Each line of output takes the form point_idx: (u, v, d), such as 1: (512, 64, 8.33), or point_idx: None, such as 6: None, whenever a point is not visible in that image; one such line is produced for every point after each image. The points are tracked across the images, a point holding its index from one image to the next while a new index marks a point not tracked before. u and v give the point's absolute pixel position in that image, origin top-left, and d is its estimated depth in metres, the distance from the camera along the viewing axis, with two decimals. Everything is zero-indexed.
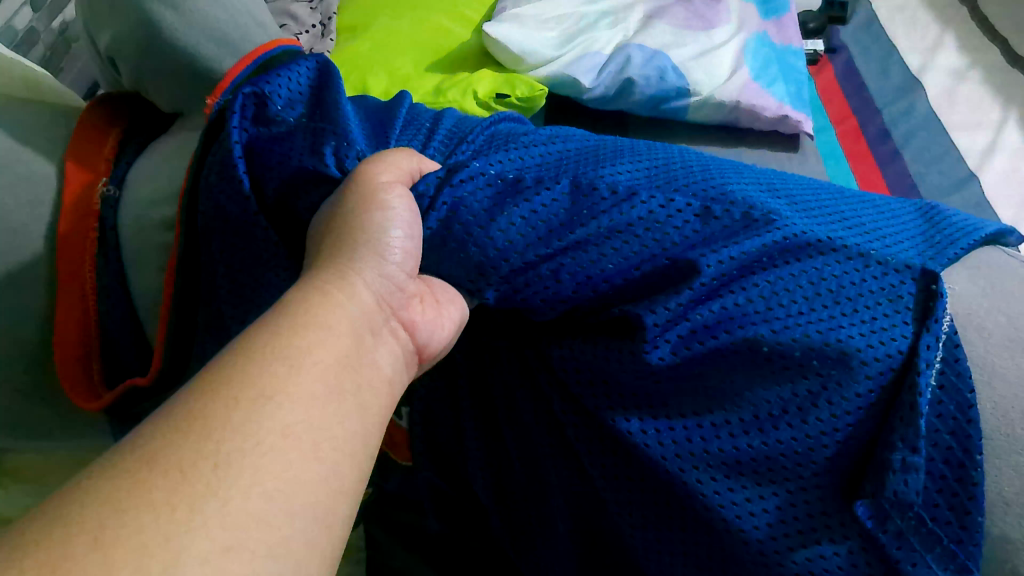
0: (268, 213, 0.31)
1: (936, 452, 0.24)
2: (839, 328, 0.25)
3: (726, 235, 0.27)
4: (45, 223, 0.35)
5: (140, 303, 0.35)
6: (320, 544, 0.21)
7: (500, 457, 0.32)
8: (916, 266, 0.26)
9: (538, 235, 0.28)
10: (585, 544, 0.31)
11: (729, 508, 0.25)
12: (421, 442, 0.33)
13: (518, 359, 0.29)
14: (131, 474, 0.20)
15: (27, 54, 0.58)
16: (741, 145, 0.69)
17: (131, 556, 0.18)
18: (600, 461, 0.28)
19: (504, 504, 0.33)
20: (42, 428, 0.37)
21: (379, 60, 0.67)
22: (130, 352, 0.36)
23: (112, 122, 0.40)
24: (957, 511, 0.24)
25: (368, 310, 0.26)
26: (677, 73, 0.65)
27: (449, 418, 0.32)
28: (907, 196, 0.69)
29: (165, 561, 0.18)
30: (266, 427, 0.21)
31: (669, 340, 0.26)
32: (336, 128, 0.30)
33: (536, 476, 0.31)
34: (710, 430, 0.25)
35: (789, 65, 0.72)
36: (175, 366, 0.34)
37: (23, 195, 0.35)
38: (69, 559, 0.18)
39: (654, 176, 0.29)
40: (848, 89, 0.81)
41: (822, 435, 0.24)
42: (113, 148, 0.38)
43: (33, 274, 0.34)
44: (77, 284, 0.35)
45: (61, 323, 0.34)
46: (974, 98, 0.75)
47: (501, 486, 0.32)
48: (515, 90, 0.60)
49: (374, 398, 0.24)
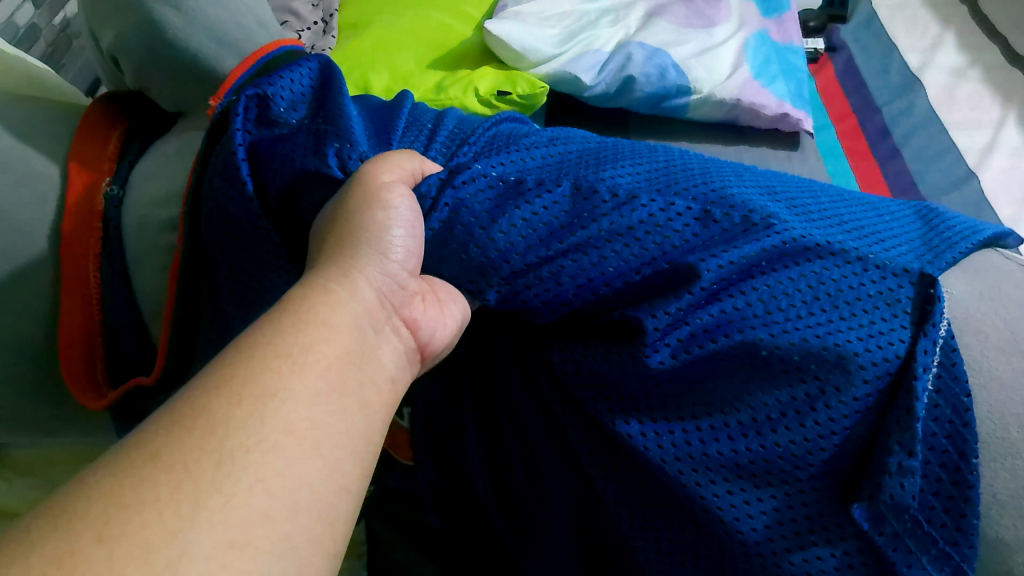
0: (271, 214, 0.31)
1: (933, 455, 0.24)
2: (837, 332, 0.25)
3: (726, 238, 0.27)
4: (48, 222, 0.35)
5: (143, 302, 0.36)
6: (323, 540, 0.21)
7: (500, 457, 0.32)
8: (914, 270, 0.26)
9: (539, 237, 0.28)
10: (584, 543, 0.31)
11: (727, 510, 0.25)
12: (423, 441, 0.34)
13: (518, 361, 0.30)
14: (135, 471, 0.20)
15: (28, 51, 0.58)
16: (742, 143, 0.69)
17: (136, 552, 0.18)
18: (600, 462, 0.28)
19: (505, 503, 0.33)
20: (46, 424, 0.37)
21: (380, 57, 0.67)
22: (132, 350, 0.36)
23: (115, 120, 0.40)
24: (953, 514, 0.24)
25: (370, 308, 0.26)
26: (678, 71, 0.65)
27: (450, 418, 0.32)
28: (906, 195, 0.69)
29: (170, 556, 0.18)
30: (269, 424, 0.21)
31: (669, 344, 0.26)
32: (339, 128, 0.30)
33: (536, 477, 0.31)
34: (708, 433, 0.26)
35: (789, 64, 0.72)
36: (178, 366, 0.34)
37: (25, 194, 0.35)
38: (75, 554, 0.18)
39: (654, 180, 0.29)
40: (848, 88, 0.81)
41: (820, 439, 0.24)
42: (116, 147, 0.38)
43: (36, 273, 0.34)
44: (81, 283, 0.35)
45: (65, 322, 0.35)
46: (974, 97, 0.75)
47: (502, 486, 0.33)
48: (516, 88, 0.60)
49: (377, 396, 0.25)
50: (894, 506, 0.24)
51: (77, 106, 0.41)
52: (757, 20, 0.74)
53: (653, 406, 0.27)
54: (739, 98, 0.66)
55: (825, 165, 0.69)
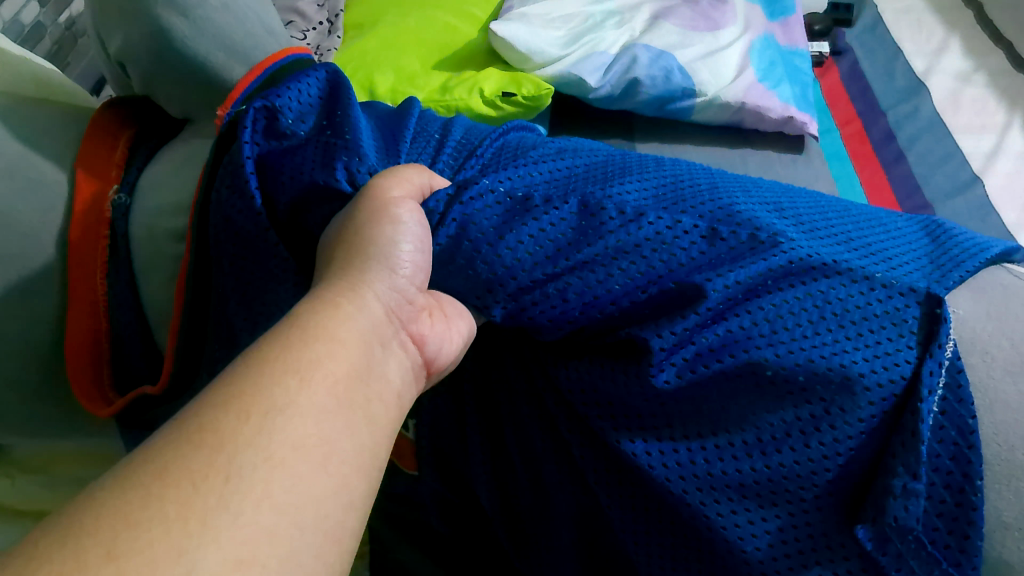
0: (279, 227, 0.31)
1: (937, 476, 0.24)
2: (843, 353, 0.25)
3: (732, 257, 0.27)
4: (55, 228, 0.35)
5: (149, 310, 0.36)
6: (330, 555, 0.21)
7: (505, 470, 0.32)
8: (921, 289, 0.26)
9: (546, 254, 0.28)
10: (588, 555, 0.31)
11: (731, 529, 0.25)
12: (427, 452, 0.33)
13: (524, 375, 0.30)
14: (144, 488, 0.20)
15: (34, 49, 0.58)
16: (747, 146, 0.69)
17: (145, 568, 0.18)
18: (604, 476, 0.28)
19: (509, 515, 0.33)
20: (51, 428, 0.37)
21: (386, 58, 0.67)
22: (139, 359, 0.36)
23: (123, 126, 0.40)
24: (956, 535, 0.24)
25: (378, 323, 0.26)
26: (684, 74, 0.65)
27: (455, 431, 0.32)
28: (911, 200, 0.69)
29: (179, 572, 0.18)
30: (277, 441, 0.22)
31: (675, 363, 0.26)
32: (346, 143, 0.31)
33: (541, 490, 0.31)
34: (713, 452, 0.26)
35: (794, 67, 0.72)
36: (185, 375, 0.34)
37: (32, 200, 0.35)
38: (85, 570, 0.18)
39: (661, 196, 0.29)
40: (853, 92, 0.81)
41: (824, 459, 0.24)
42: (124, 153, 0.39)
43: (43, 278, 0.34)
44: (88, 290, 0.35)
45: (71, 329, 0.35)
46: (979, 101, 0.75)
47: (507, 498, 0.33)
48: (521, 89, 0.60)
49: (383, 411, 0.25)
50: (898, 528, 0.24)
51: (84, 110, 0.41)
52: (762, 23, 0.73)
53: (658, 424, 0.27)
54: (744, 101, 0.66)
55: (830, 169, 0.69)
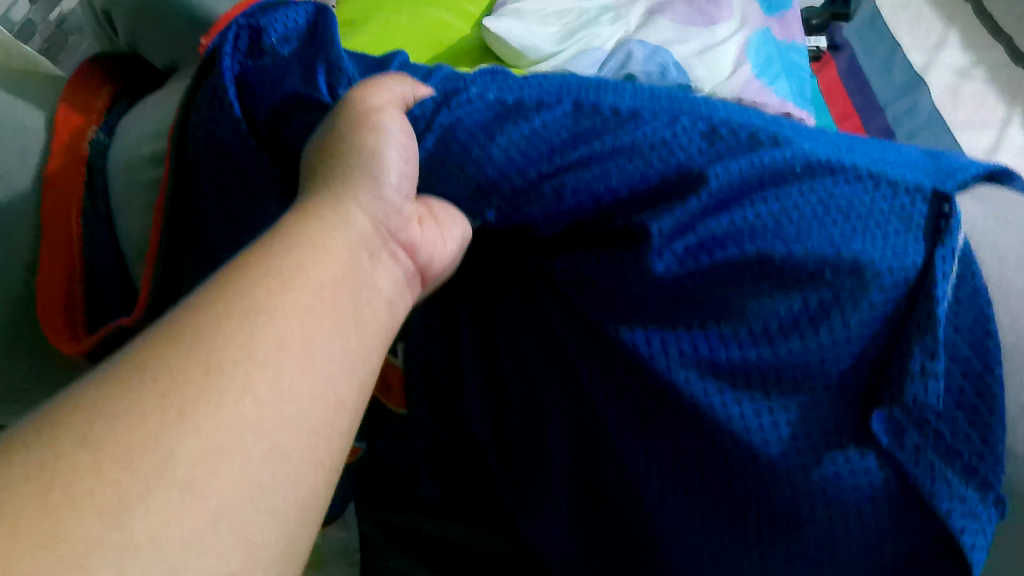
0: (263, 146, 0.30)
1: (955, 366, 0.23)
2: (851, 239, 0.24)
3: (733, 154, 0.26)
4: (31, 168, 0.34)
5: (127, 246, 0.34)
6: (321, 455, 0.20)
7: (498, 392, 0.30)
8: (927, 188, 0.25)
9: (539, 152, 0.27)
10: (584, 486, 0.30)
11: (738, 421, 0.24)
12: (419, 383, 0.32)
13: (517, 272, 0.29)
14: (119, 381, 0.19)
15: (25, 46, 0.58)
16: None
17: (117, 458, 0.17)
18: (607, 387, 0.27)
19: (501, 447, 0.31)
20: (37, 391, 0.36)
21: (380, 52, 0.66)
22: (116, 291, 0.34)
23: (106, 79, 0.39)
24: (978, 425, 0.23)
25: (363, 233, 0.24)
26: (679, 70, 0.63)
27: (445, 354, 0.31)
28: None
29: (152, 462, 0.17)
30: (259, 335, 0.20)
31: (675, 250, 0.25)
32: (327, 51, 0.30)
33: (535, 411, 0.30)
34: (716, 340, 0.25)
35: (792, 63, 0.73)
36: (163, 304, 0.32)
37: (10, 144, 0.34)
38: (54, 459, 0.17)
39: (661, 100, 0.28)
40: (851, 88, 0.81)
41: (835, 346, 0.23)
42: (105, 101, 0.38)
43: (19, 224, 0.34)
44: (62, 228, 0.34)
45: (45, 267, 0.34)
46: (979, 97, 0.76)
47: (499, 426, 0.31)
48: None
49: (375, 318, 0.23)
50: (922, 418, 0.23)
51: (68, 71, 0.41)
52: (760, 18, 0.74)
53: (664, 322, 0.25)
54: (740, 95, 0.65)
55: None
